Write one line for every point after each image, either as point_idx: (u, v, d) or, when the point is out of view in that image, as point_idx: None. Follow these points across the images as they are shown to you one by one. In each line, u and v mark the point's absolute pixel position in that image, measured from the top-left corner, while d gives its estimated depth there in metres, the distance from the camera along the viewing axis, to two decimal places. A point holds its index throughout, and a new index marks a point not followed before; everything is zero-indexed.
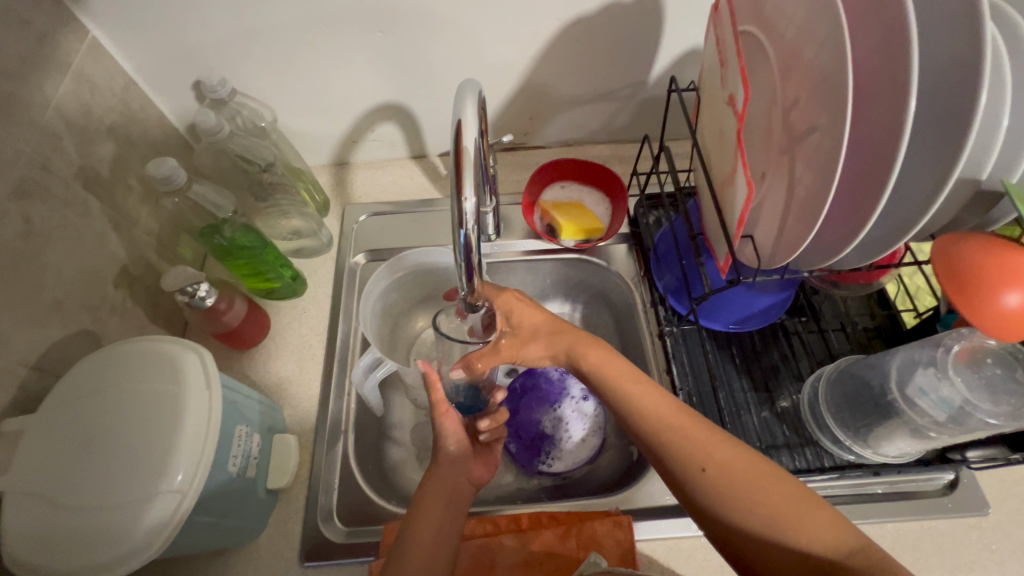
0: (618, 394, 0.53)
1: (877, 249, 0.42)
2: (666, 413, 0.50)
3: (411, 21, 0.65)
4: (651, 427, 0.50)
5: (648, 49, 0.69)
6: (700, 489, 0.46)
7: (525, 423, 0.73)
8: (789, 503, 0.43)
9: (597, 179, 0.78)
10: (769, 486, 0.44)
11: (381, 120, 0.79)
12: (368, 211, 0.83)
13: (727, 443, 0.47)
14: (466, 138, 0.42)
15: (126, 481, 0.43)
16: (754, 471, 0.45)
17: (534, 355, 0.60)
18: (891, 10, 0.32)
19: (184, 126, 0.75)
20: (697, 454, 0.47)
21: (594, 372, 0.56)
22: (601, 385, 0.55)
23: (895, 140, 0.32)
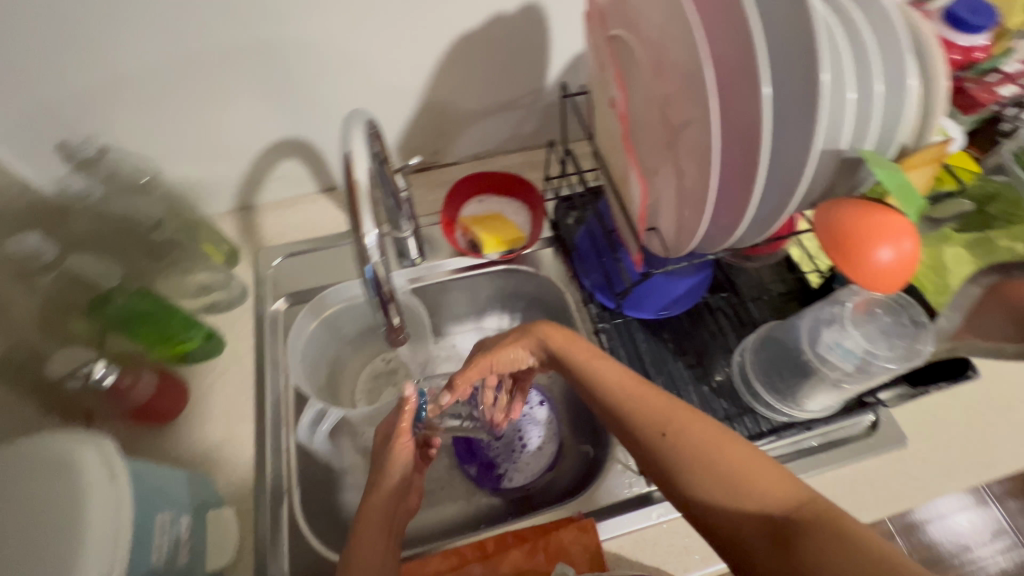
0: (584, 370, 0.53)
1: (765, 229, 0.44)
2: (629, 384, 0.51)
3: (295, 52, 0.62)
4: (613, 397, 0.50)
5: (539, 57, 0.71)
6: (661, 451, 0.46)
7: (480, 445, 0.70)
8: (742, 460, 0.43)
9: (512, 189, 0.78)
10: (724, 445, 0.44)
11: (282, 157, 0.75)
12: (282, 253, 0.78)
13: (689, 410, 0.47)
14: (358, 171, 0.42)
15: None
16: (712, 432, 0.45)
17: (506, 354, 0.58)
18: (733, 6, 0.34)
19: (54, 190, 0.67)
20: (658, 419, 0.47)
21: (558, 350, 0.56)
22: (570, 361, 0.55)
23: (757, 123, 0.34)
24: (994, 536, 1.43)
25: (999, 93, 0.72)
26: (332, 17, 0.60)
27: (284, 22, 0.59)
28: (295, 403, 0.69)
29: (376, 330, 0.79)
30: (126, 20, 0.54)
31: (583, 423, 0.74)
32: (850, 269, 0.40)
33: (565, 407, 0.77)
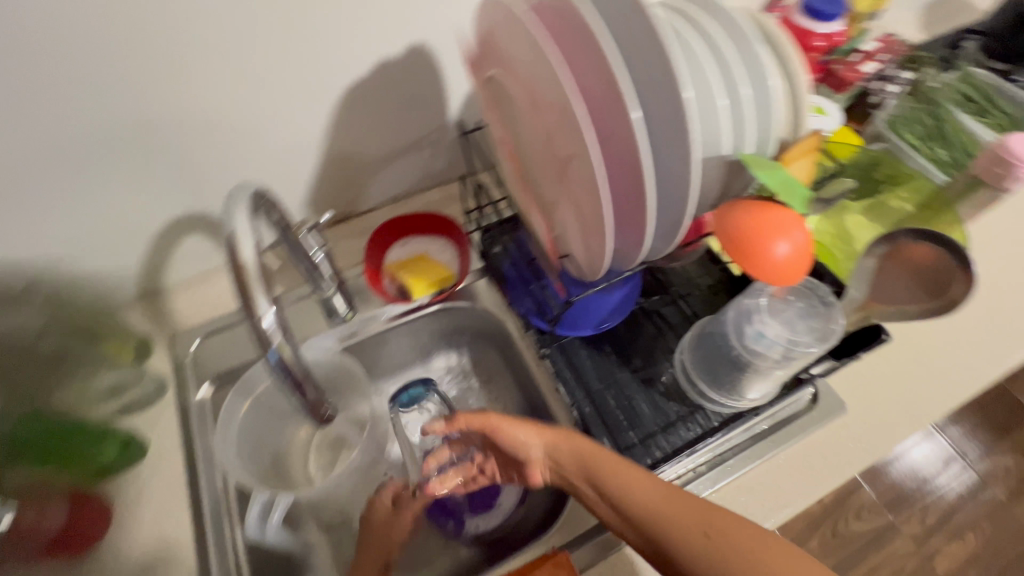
0: (606, 473, 0.52)
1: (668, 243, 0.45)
2: (660, 487, 0.51)
3: (178, 129, 0.58)
4: (649, 504, 0.50)
5: (436, 95, 0.70)
6: (705, 555, 0.48)
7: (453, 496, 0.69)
8: (780, 556, 0.48)
9: (434, 228, 0.77)
10: (763, 544, 0.48)
11: (183, 235, 0.70)
12: (200, 334, 0.73)
13: (722, 510, 0.51)
14: (243, 251, 0.40)
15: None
16: (749, 533, 0.49)
17: (521, 433, 0.57)
18: (587, 36, 0.35)
19: None
20: (697, 519, 0.49)
21: (580, 451, 0.54)
22: (589, 464, 0.53)
23: (634, 146, 0.35)
24: (947, 464, 1.53)
25: (861, 69, 0.83)
26: (212, 88, 0.57)
27: (158, 100, 0.55)
28: (239, 496, 0.64)
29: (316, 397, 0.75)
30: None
31: None
32: (753, 268, 0.41)
33: None
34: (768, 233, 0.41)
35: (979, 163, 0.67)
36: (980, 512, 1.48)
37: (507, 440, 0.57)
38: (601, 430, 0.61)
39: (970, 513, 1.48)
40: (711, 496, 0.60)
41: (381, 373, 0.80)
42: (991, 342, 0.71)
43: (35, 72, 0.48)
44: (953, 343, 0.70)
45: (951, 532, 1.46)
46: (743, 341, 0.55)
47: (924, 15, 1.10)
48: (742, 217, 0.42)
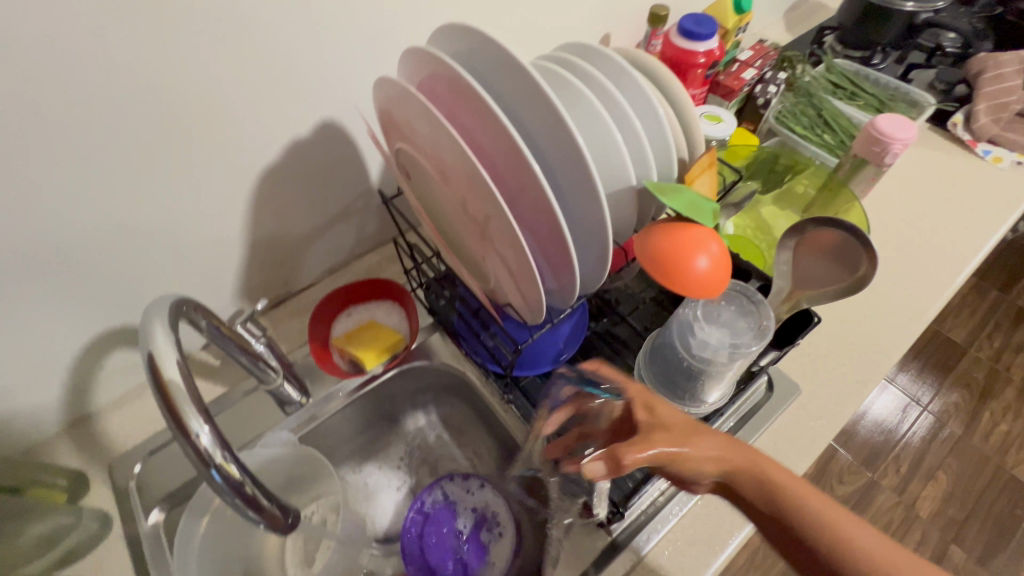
0: (830, 532, 0.41)
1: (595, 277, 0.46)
2: (904, 570, 0.40)
3: (86, 248, 0.55)
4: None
5: (354, 164, 0.70)
6: None
7: (437, 543, 0.68)
8: None
9: (377, 293, 0.76)
10: None
11: (106, 354, 0.65)
12: (142, 455, 0.67)
13: None
14: (166, 370, 0.38)
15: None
16: None
17: (701, 464, 0.45)
18: (475, 102, 0.36)
19: None
20: None
21: (787, 494, 0.43)
22: (798, 514, 0.42)
23: (543, 197, 0.36)
24: (905, 411, 1.63)
25: (744, 78, 0.90)
26: (118, 201, 0.54)
27: (58, 224, 0.51)
28: None
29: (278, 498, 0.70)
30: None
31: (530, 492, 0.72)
32: (681, 287, 0.43)
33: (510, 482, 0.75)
34: (687, 265, 0.43)
35: (859, 144, 0.75)
36: (944, 450, 1.57)
37: (681, 467, 0.45)
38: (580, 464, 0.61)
39: (936, 453, 1.56)
40: (697, 504, 0.62)
41: (349, 451, 0.77)
42: (907, 299, 0.77)
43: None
44: (875, 307, 0.77)
45: (925, 475, 1.53)
46: (691, 352, 0.56)
47: (785, 18, 1.23)
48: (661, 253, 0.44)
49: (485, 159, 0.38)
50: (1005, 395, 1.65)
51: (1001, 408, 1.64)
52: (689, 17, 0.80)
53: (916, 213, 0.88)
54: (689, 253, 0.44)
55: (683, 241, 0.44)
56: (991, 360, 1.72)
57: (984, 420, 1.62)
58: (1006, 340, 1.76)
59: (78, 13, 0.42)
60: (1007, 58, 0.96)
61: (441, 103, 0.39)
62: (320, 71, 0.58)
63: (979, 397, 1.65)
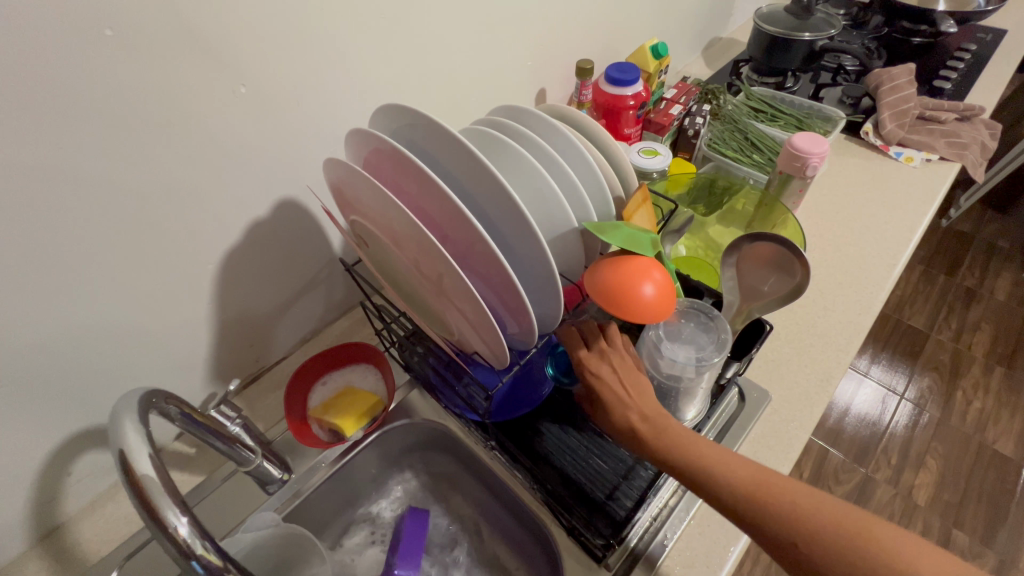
0: (698, 461, 0.48)
1: (552, 321, 0.48)
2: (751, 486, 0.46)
3: (53, 350, 0.55)
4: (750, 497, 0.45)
5: (317, 235, 0.73)
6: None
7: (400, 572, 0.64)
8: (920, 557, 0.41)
9: (350, 359, 0.77)
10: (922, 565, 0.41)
11: (77, 457, 0.64)
12: (119, 560, 0.64)
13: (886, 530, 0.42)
14: (139, 466, 0.37)
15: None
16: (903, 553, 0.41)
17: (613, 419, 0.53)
18: (417, 176, 0.39)
19: None
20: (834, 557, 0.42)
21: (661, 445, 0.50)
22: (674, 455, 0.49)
23: (491, 253, 0.39)
24: (885, 402, 1.67)
25: (672, 113, 0.98)
26: (83, 301, 0.55)
27: (20, 332, 0.51)
28: None
29: None
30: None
31: (527, 539, 0.71)
32: (634, 315, 0.46)
33: (507, 530, 0.74)
34: (650, 308, 0.47)
35: (782, 161, 0.82)
36: (928, 434, 1.61)
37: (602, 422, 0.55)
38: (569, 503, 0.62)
39: (921, 439, 1.60)
40: (691, 525, 0.63)
41: (338, 524, 0.75)
42: (855, 297, 0.82)
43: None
44: (826, 308, 0.81)
45: (915, 463, 1.56)
46: (660, 373, 0.59)
47: (703, 56, 1.35)
48: (631, 312, 0.46)
49: (433, 224, 0.41)
50: (972, 373, 1.72)
51: (971, 386, 1.70)
52: (613, 67, 0.88)
53: (847, 215, 0.95)
54: (644, 299, 0.46)
55: (634, 295, 0.46)
56: (952, 341, 1.80)
57: (958, 400, 1.67)
58: (963, 321, 1.85)
59: (39, 132, 0.44)
60: (898, 71, 1.09)
61: (386, 177, 0.42)
62: (275, 154, 0.62)
63: (949, 378, 1.72)
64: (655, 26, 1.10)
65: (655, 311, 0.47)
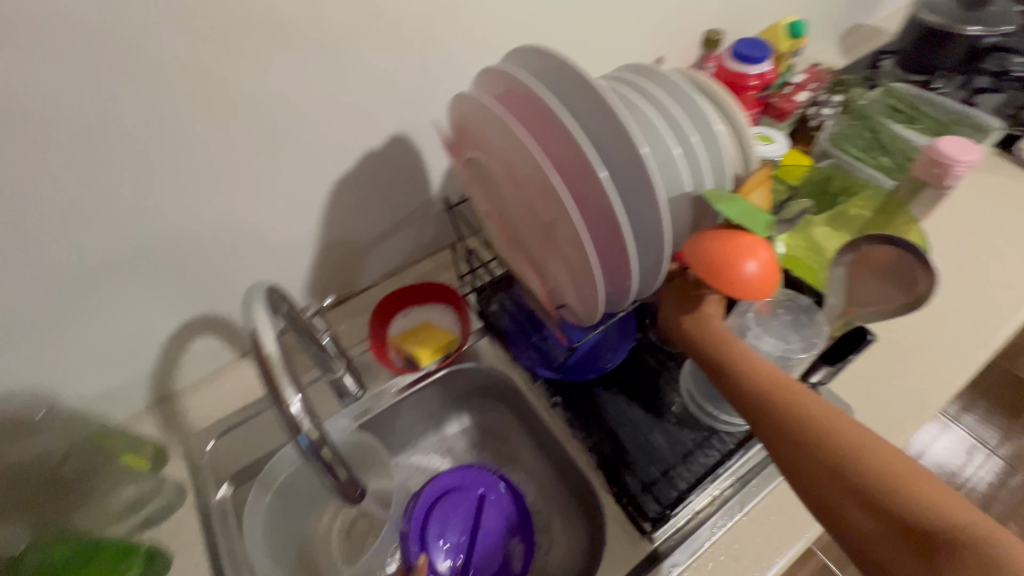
0: (727, 351, 0.52)
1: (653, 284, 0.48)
2: (772, 380, 0.49)
3: (182, 240, 0.62)
4: (765, 389, 0.49)
5: (420, 174, 0.76)
6: (822, 466, 0.44)
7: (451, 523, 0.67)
8: (915, 482, 0.42)
9: (431, 296, 0.81)
10: (917, 487, 0.41)
11: (193, 338, 0.73)
12: (215, 433, 0.73)
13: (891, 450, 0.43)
14: (266, 345, 0.42)
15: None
16: (899, 470, 0.42)
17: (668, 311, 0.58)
18: (550, 116, 0.39)
19: None
20: (830, 452, 0.44)
21: (699, 333, 0.54)
22: (707, 344, 0.53)
23: (609, 201, 0.39)
24: (969, 454, 1.52)
25: (797, 100, 0.92)
26: (212, 201, 0.61)
27: (165, 216, 0.59)
28: None
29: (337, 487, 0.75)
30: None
31: (570, 497, 0.73)
32: (729, 288, 0.45)
33: (551, 485, 0.76)
34: (747, 284, 0.45)
35: (920, 167, 0.73)
36: (1016, 499, 1.45)
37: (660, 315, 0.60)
38: (621, 467, 0.64)
39: (1007, 503, 1.45)
40: (742, 519, 0.62)
41: (398, 445, 0.81)
42: (972, 326, 0.75)
43: (42, 208, 0.51)
44: (936, 332, 0.74)
45: None
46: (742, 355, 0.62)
47: (840, 44, 1.23)
48: (725, 281, 0.45)
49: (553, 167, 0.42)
50: None
51: None
52: (742, 42, 0.83)
53: (982, 238, 0.85)
54: (742, 272, 0.45)
55: (733, 265, 0.45)
56: None
57: None
58: None
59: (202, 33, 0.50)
60: None
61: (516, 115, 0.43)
62: (395, 88, 0.65)
63: None
64: (794, 4, 1.02)
65: (752, 287, 0.45)
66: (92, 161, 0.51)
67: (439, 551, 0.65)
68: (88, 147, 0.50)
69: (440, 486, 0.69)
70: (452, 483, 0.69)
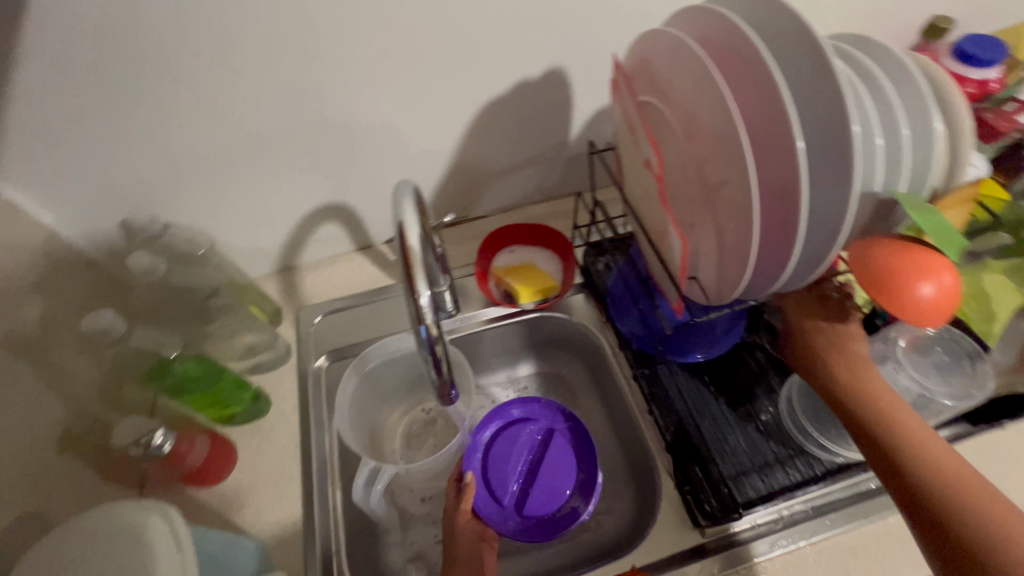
0: (860, 381, 0.50)
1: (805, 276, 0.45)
2: (904, 423, 0.47)
3: (336, 128, 0.66)
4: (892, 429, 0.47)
5: (562, 115, 0.74)
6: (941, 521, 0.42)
7: (507, 464, 0.69)
8: None
9: (542, 240, 0.80)
10: None
11: (323, 222, 0.79)
12: (323, 310, 0.81)
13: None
14: (410, 238, 0.44)
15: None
16: None
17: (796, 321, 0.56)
18: (758, 71, 0.36)
19: (102, 254, 0.69)
20: (953, 511, 0.42)
21: (828, 356, 0.52)
22: (836, 370, 0.52)
23: (795, 175, 0.35)
24: None
25: None
26: (370, 96, 0.64)
27: (327, 101, 0.63)
28: (341, 463, 0.70)
29: (414, 389, 0.81)
30: (171, 109, 0.57)
31: (625, 469, 0.73)
32: (892, 300, 0.40)
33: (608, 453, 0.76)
34: (909, 304, 0.40)
35: None
36: None
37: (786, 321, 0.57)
38: (694, 453, 0.62)
39: None
40: (805, 548, 0.57)
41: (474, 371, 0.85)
42: None
43: (234, 68, 0.56)
44: None
45: None
46: None
47: None
48: (883, 287, 0.41)
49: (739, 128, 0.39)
50: None
51: None
52: (972, 38, 0.70)
53: None
54: (910, 287, 0.40)
55: (906, 276, 0.40)
56: None
57: None
58: None
59: None
60: None
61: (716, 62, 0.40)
62: (565, 16, 0.62)
63: None
64: None
65: (913, 307, 0.40)
66: (283, 32, 0.55)
67: (496, 487, 0.68)
68: (285, 17, 0.54)
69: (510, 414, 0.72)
70: (518, 419, 0.72)
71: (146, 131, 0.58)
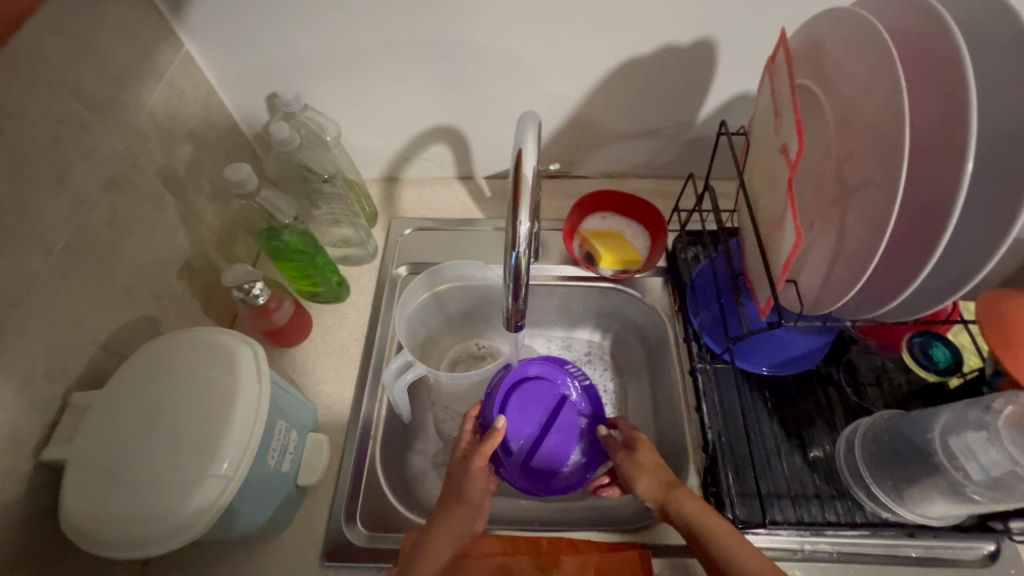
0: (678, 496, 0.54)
1: (921, 305, 0.43)
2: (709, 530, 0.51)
3: (474, 53, 0.67)
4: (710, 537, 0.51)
5: (699, 91, 0.71)
6: None
7: (518, 420, 0.71)
8: None
9: (637, 214, 0.79)
10: None
11: (435, 142, 0.82)
12: (413, 225, 0.86)
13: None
14: (526, 166, 0.46)
15: (173, 481, 0.46)
16: None
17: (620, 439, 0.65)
18: (950, 78, 0.34)
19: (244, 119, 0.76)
20: None
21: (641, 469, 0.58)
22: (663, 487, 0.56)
23: (952, 195, 0.34)
24: None
25: None
26: (516, 27, 0.64)
27: (475, 24, 0.64)
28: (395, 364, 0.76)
29: (474, 321, 0.84)
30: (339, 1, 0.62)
31: None
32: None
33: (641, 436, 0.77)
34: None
35: None
36: None
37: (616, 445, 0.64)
38: (726, 462, 0.61)
39: None
40: None
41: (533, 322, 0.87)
42: None
43: None
44: None
45: None
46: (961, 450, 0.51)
47: None
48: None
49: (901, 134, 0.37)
50: None
51: None
52: None
53: None
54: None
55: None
56: None
57: None
58: None
59: None
60: None
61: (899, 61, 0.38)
62: None
63: None
64: None
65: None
66: None
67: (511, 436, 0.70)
68: None
69: (531, 373, 0.73)
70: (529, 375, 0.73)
71: (310, 16, 0.63)
